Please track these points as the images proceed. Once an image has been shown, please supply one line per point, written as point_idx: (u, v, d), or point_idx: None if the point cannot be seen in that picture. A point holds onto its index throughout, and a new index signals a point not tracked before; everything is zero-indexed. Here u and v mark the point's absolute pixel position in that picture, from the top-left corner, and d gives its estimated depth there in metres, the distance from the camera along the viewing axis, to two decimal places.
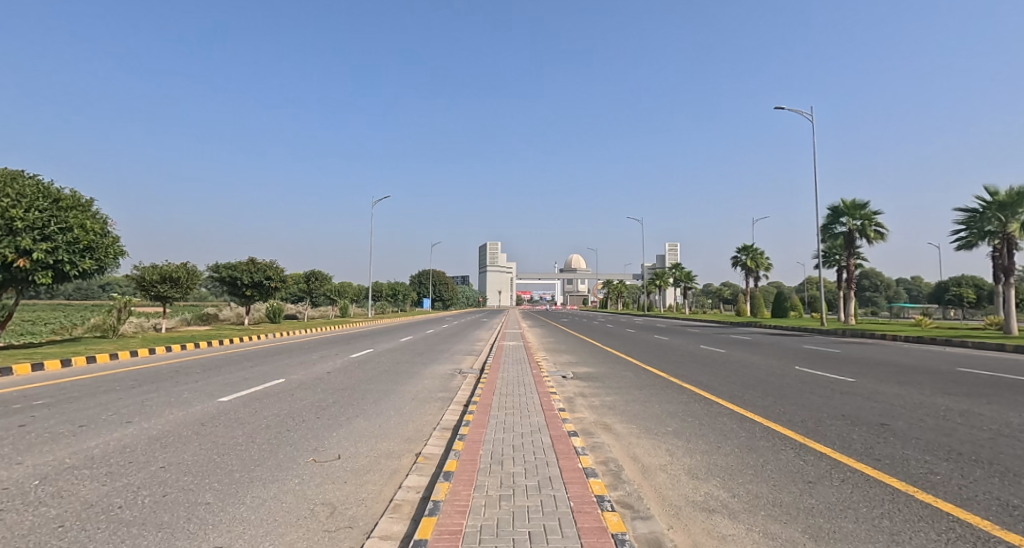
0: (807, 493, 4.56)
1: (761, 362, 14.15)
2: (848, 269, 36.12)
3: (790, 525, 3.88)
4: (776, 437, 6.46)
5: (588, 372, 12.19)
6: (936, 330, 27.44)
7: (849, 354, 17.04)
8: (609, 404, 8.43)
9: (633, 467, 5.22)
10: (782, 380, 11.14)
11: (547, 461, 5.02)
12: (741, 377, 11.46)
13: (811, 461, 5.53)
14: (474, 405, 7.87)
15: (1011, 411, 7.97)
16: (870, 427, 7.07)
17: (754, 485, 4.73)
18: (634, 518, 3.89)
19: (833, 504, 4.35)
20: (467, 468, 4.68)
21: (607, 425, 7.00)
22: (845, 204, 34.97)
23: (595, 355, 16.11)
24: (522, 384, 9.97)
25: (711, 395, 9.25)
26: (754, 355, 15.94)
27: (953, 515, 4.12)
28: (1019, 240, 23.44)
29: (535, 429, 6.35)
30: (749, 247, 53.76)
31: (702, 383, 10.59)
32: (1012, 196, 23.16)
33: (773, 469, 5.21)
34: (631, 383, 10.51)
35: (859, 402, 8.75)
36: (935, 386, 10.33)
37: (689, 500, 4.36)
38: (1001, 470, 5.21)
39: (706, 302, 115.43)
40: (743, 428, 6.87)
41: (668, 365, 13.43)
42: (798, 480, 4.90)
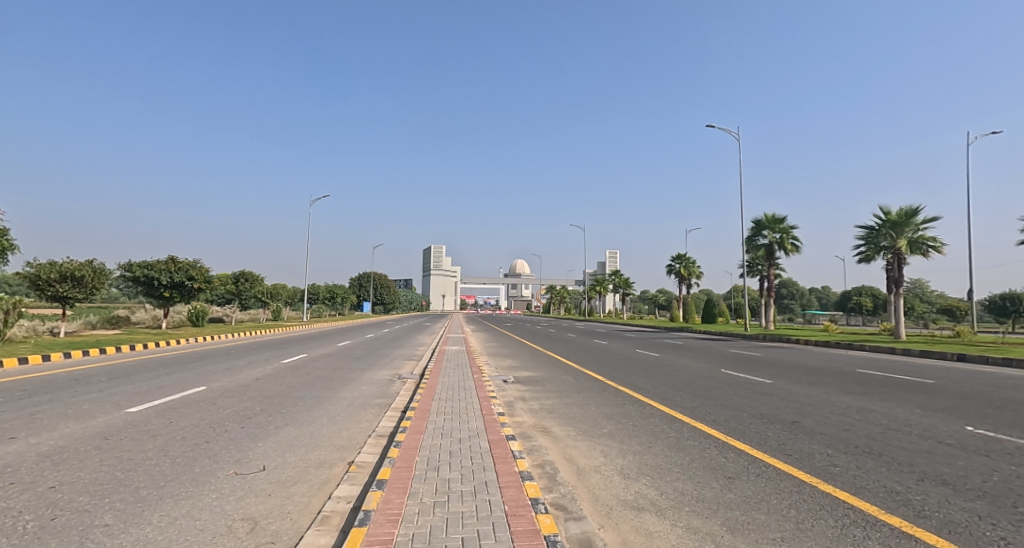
0: (726, 489, 4.80)
1: (691, 366, 14.79)
2: (769, 280, 38.46)
3: (711, 519, 4.07)
4: (701, 436, 6.77)
5: (529, 376, 12.28)
6: (842, 335, 29.78)
7: (768, 357, 18.17)
8: (549, 407, 8.51)
9: (569, 470, 5.25)
10: (709, 382, 11.68)
11: (484, 466, 4.98)
12: (673, 379, 11.89)
13: (732, 457, 5.83)
14: (413, 410, 7.73)
15: (902, 407, 8.76)
16: (783, 425, 7.53)
17: (680, 483, 4.91)
18: (567, 518, 3.93)
19: (750, 497, 4.60)
20: (401, 476, 4.56)
21: (545, 428, 7.05)
22: (766, 218, 37.35)
23: (535, 360, 16.21)
24: (463, 388, 9.86)
25: (644, 397, 9.56)
26: (685, 359, 16.68)
27: (848, 503, 4.48)
28: (907, 256, 25.93)
29: (472, 434, 6.30)
30: (684, 256, 56.31)
31: (637, 386, 10.91)
32: (902, 216, 25.62)
33: (698, 467, 5.45)
34: (570, 387, 10.66)
35: (776, 402, 9.30)
36: (840, 387, 11.19)
37: (620, 499, 4.47)
38: (891, 461, 5.71)
39: (641, 308, 119.40)
40: (672, 428, 7.15)
41: (604, 369, 13.72)
42: (719, 476, 5.15)
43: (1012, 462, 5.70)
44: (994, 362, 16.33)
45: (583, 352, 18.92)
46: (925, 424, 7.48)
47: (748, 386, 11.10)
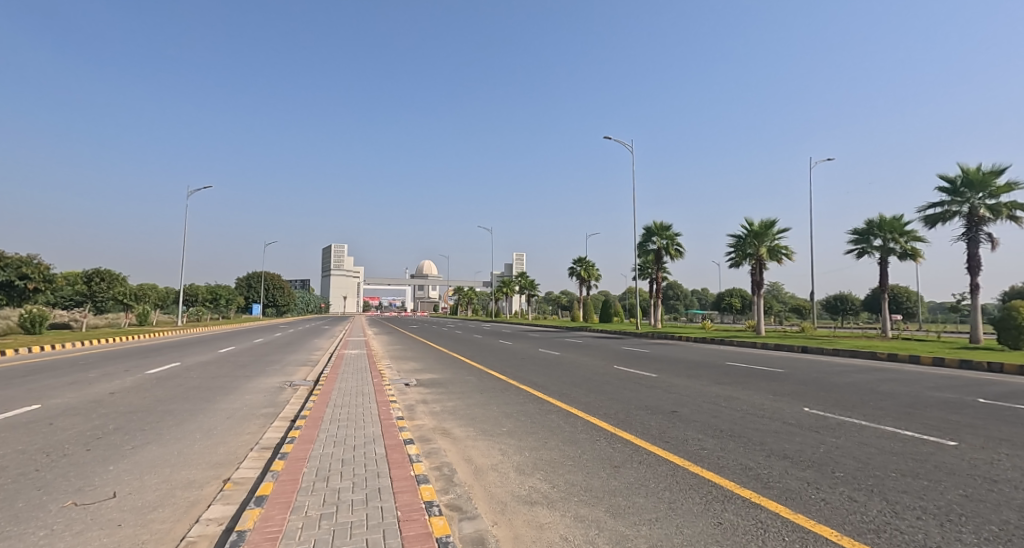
0: (612, 477, 5.08)
1: (586, 363, 15.46)
2: (657, 283, 41.38)
3: (597, 507, 4.28)
4: (592, 428, 7.11)
5: (431, 378, 12.11)
6: (714, 331, 32.91)
7: (656, 353, 19.53)
8: (450, 409, 8.45)
9: (466, 470, 5.24)
10: (603, 378, 12.28)
11: (379, 473, 4.83)
12: (569, 376, 12.35)
13: (618, 448, 6.19)
14: (303, 419, 7.29)
15: (761, 394, 9.85)
16: (663, 414, 8.12)
17: (571, 475, 5.10)
18: (461, 519, 3.93)
19: (632, 483, 4.92)
20: (285, 489, 4.29)
21: (445, 430, 6.99)
22: (655, 225, 40.13)
23: (438, 362, 16.02)
24: (361, 393, 9.49)
25: (543, 394, 9.82)
26: (582, 357, 17.40)
27: (713, 481, 4.94)
28: (766, 262, 29.20)
29: (368, 441, 6.06)
30: (584, 260, 58.67)
31: (536, 384, 11.18)
32: (762, 227, 28.82)
33: (588, 458, 5.71)
34: (472, 388, 10.66)
35: (659, 394, 10.00)
36: (714, 378, 12.31)
37: (514, 495, 4.56)
38: (749, 442, 6.38)
39: (542, 308, 122.93)
40: (566, 423, 7.43)
41: (506, 369, 13.90)
42: (606, 466, 5.44)
43: (839, 435, 6.66)
44: (828, 352, 18.97)
45: (487, 352, 19.00)
46: (776, 408, 8.48)
47: (637, 381, 11.83)
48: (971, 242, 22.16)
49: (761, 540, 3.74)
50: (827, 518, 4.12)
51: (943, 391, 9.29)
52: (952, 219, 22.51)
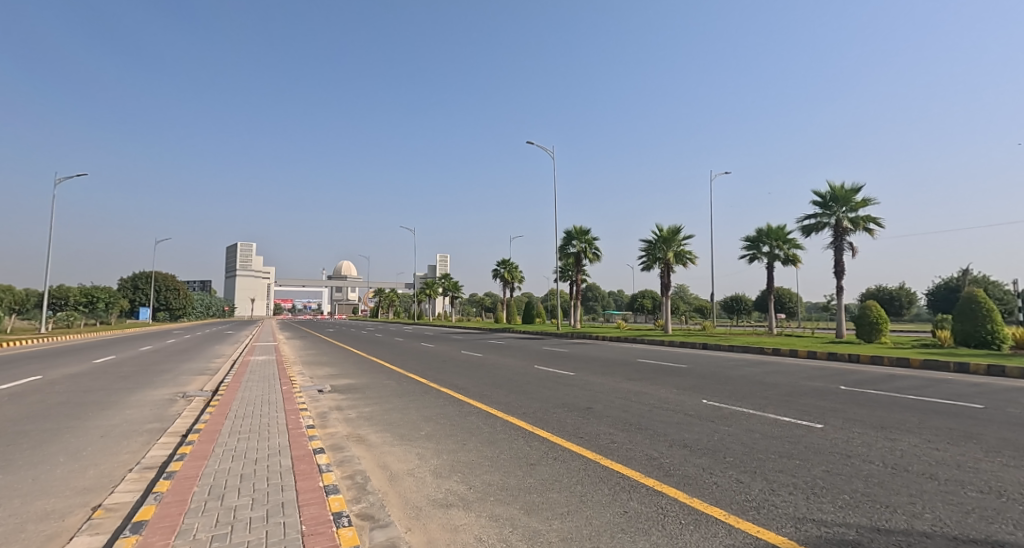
0: (528, 474, 5.15)
1: (507, 364, 15.58)
2: (577, 285, 42.62)
3: (512, 504, 4.32)
4: (510, 428, 7.17)
5: (346, 384, 11.67)
6: (627, 330, 34.48)
7: (575, 352, 20.10)
8: (366, 414, 8.17)
9: (381, 476, 5.07)
10: (523, 378, 12.45)
11: (283, 486, 4.56)
12: (490, 377, 12.39)
13: (535, 445, 6.29)
14: (197, 433, 6.74)
15: (668, 388, 10.42)
16: (578, 411, 8.37)
17: (487, 475, 5.10)
18: (372, 528, 3.80)
19: (547, 479, 5.01)
20: (170, 512, 3.93)
21: (360, 437, 6.74)
22: (575, 229, 41.31)
23: (354, 366, 15.49)
24: (267, 402, 8.95)
25: (464, 396, 9.78)
26: (504, 358, 17.55)
27: (622, 472, 5.15)
28: (673, 266, 31.04)
29: (273, 453, 5.71)
30: (508, 263, 58.98)
31: (456, 385, 11.11)
32: (670, 233, 30.65)
33: (505, 457, 5.74)
34: (389, 392, 10.39)
35: (576, 392, 10.29)
36: (627, 375, 12.87)
37: (429, 498, 4.48)
38: (655, 434, 6.73)
39: (464, 309, 122.61)
40: (486, 424, 7.43)
41: (425, 372, 13.68)
42: (522, 464, 5.50)
43: (734, 424, 7.19)
44: (725, 348, 20.51)
45: (407, 355, 18.61)
46: (682, 401, 9.01)
47: (556, 380, 12.10)
48: (837, 251, 24.86)
49: (662, 525, 3.94)
50: (720, 500, 4.43)
51: (817, 380, 10.36)
52: (823, 229, 25.13)
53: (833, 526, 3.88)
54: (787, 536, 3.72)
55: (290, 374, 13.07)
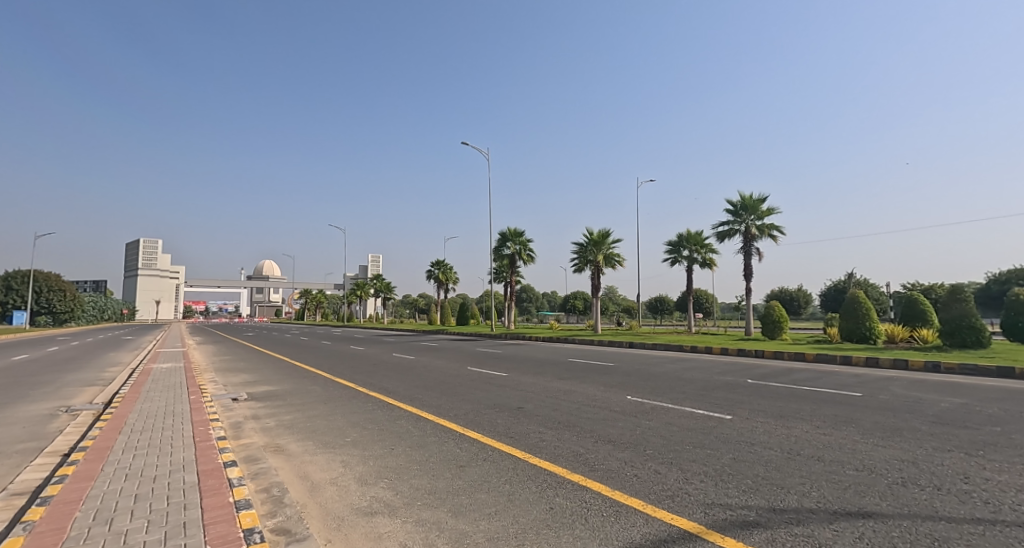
0: (457, 476, 5.21)
1: (440, 365, 15.50)
2: (511, 286, 43.00)
3: (439, 508, 4.36)
4: (441, 431, 7.18)
5: (265, 391, 11.15)
6: (557, 331, 35.22)
7: (508, 353, 20.31)
8: (286, 423, 7.88)
9: (299, 487, 4.93)
10: (456, 379, 12.44)
11: (185, 504, 4.32)
12: (422, 380, 12.29)
13: (465, 447, 6.35)
14: (81, 452, 6.20)
15: (596, 386, 10.79)
16: (509, 411, 8.51)
17: (415, 479, 5.10)
18: (288, 542, 3.72)
19: (476, 480, 5.09)
20: (44, 542, 3.61)
21: (279, 447, 6.50)
22: (510, 231, 41.65)
23: (276, 372, 14.82)
24: (170, 414, 8.38)
25: (394, 400, 9.64)
26: (437, 359, 17.43)
27: (548, 470, 5.33)
28: (603, 267, 32.09)
29: (175, 470, 5.37)
30: (443, 264, 58.40)
31: (386, 389, 10.93)
32: (599, 236, 31.68)
33: (434, 461, 5.76)
34: (313, 398, 10.05)
35: (508, 392, 10.44)
36: (559, 374, 13.19)
37: (353, 508, 4.42)
38: (582, 431, 6.98)
39: (396, 311, 120.24)
40: (415, 427, 7.39)
41: (354, 375, 13.34)
42: (452, 466, 5.55)
43: (654, 418, 7.59)
44: (650, 347, 21.48)
45: (334, 359, 18.03)
46: (608, 398, 9.37)
47: (488, 380, 12.19)
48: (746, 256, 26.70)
49: (585, 518, 4.14)
50: (639, 491, 4.71)
51: (729, 375, 11.10)
52: (734, 235, 26.89)
53: (736, 508, 4.24)
54: (697, 521, 4.03)
55: (201, 383, 12.24)
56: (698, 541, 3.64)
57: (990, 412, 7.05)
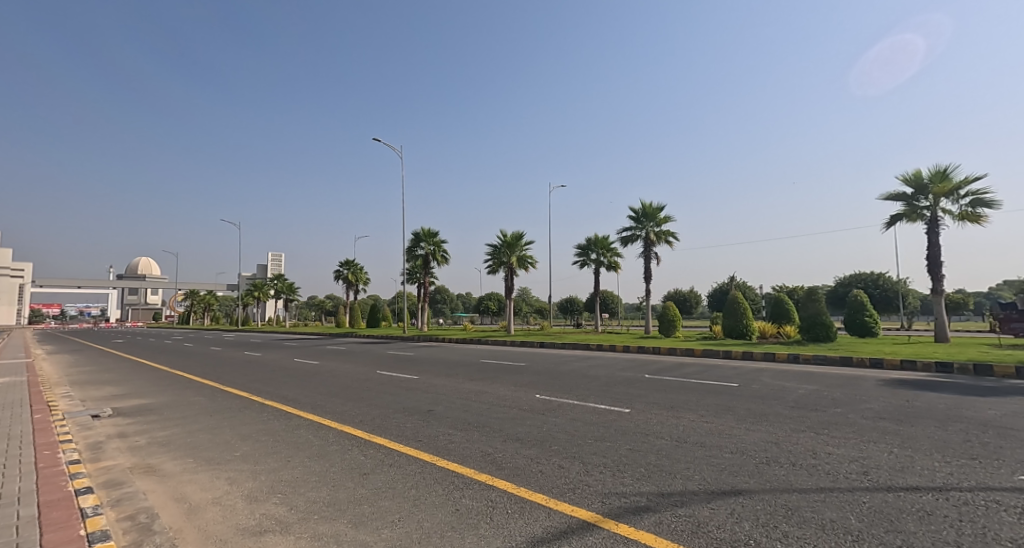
0: (360, 485, 5.11)
1: (346, 370, 14.98)
2: (424, 287, 42.45)
3: (339, 520, 4.27)
4: (344, 438, 6.97)
5: (137, 405, 10.12)
6: (473, 332, 35.23)
7: (419, 355, 20.06)
8: (163, 440, 7.22)
9: (173, 510, 4.49)
10: (363, 384, 12.10)
11: (21, 542, 3.80)
12: (325, 386, 11.82)
13: (371, 454, 6.23)
14: None
15: (506, 386, 10.98)
16: (418, 415, 8.44)
17: (314, 491, 4.92)
18: None
19: (381, 487, 5.03)
20: None
21: (151, 466, 5.94)
22: (423, 232, 41.10)
23: (157, 382, 13.54)
24: (8, 438, 7.32)
25: (293, 408, 9.20)
26: (343, 364, 16.82)
27: (456, 472, 5.38)
28: (517, 269, 32.63)
29: (12, 501, 4.68)
30: (351, 263, 56.37)
31: (284, 397, 10.38)
32: (514, 239, 32.19)
33: (336, 470, 5.60)
34: (197, 411, 9.29)
35: (417, 395, 10.33)
36: (469, 375, 13.25)
37: (240, 527, 4.15)
38: (490, 431, 7.08)
39: (301, 313, 114.46)
40: (316, 436, 7.12)
41: (249, 384, 12.51)
42: (355, 475, 5.44)
43: (559, 415, 7.88)
44: (559, 347, 22.16)
45: (227, 366, 16.79)
46: (516, 397, 9.58)
47: (398, 384, 11.99)
48: (647, 260, 28.38)
49: (490, 517, 4.24)
50: (543, 486, 4.90)
51: (629, 372, 11.76)
52: (637, 240, 28.47)
53: (629, 496, 4.55)
54: (595, 511, 4.27)
55: (50, 401, 10.71)
56: (594, 530, 3.87)
57: (841, 397, 8.11)
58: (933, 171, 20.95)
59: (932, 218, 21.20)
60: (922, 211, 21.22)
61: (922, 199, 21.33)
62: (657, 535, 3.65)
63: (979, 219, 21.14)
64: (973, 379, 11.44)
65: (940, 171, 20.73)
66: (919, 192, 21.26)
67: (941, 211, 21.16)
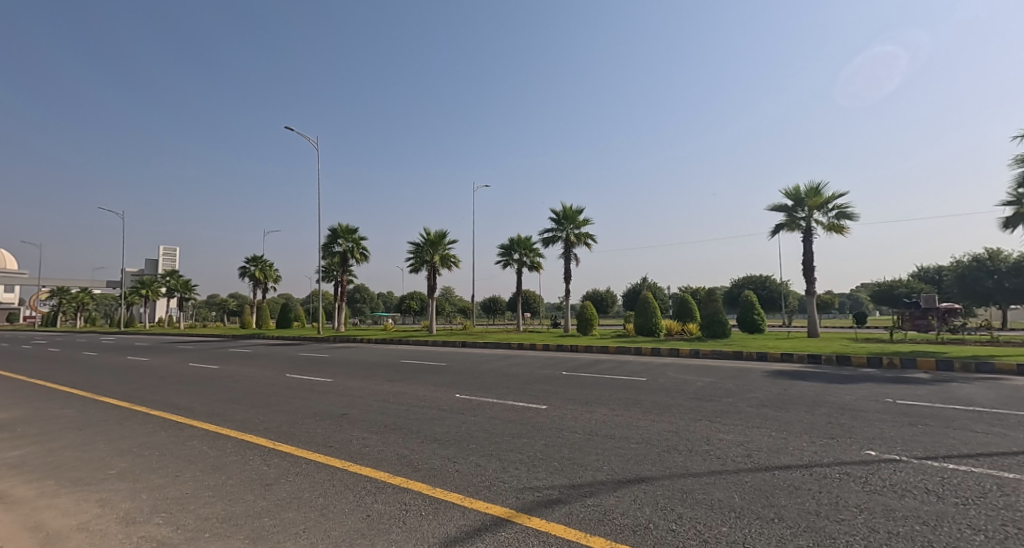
0: (261, 497, 4.78)
1: (252, 374, 14.04)
2: (342, 286, 40.84)
3: (234, 536, 3.95)
4: (246, 448, 6.50)
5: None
6: (394, 332, 34.42)
7: (334, 357, 19.25)
8: (19, 461, 6.33)
9: (26, 541, 3.94)
10: (270, 389, 11.39)
11: None
12: (226, 392, 10.99)
13: (275, 463, 5.85)
14: None
15: (425, 387, 10.77)
16: (330, 419, 8.06)
17: (206, 508, 4.53)
18: None
19: (285, 498, 4.73)
20: None
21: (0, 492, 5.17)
22: (341, 227, 39.50)
23: (22, 393, 11.94)
24: None
25: (186, 418, 8.45)
26: (249, 368, 15.76)
27: (369, 476, 5.16)
28: (440, 268, 32.21)
29: None
30: (258, 259, 52.99)
31: (176, 406, 9.51)
32: (437, 237, 31.78)
33: (233, 483, 5.20)
34: (67, 426, 8.26)
35: (330, 399, 9.86)
36: (387, 376, 12.87)
37: None
38: (405, 433, 6.88)
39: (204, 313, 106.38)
40: (213, 447, 6.58)
41: (135, 392, 11.35)
42: (255, 487, 5.07)
43: (478, 414, 7.83)
44: (480, 346, 22.14)
45: (110, 373, 15.17)
46: (435, 398, 9.41)
47: (309, 388, 11.39)
48: (567, 261, 29.06)
49: (403, 521, 4.10)
50: (458, 486, 4.82)
51: (548, 370, 11.93)
52: (558, 242, 29.07)
53: (542, 490, 4.58)
54: (509, 507, 4.26)
55: None
56: (507, 526, 3.85)
57: (732, 387, 8.74)
58: (809, 187, 23.15)
59: (807, 228, 23.40)
60: (799, 222, 23.38)
61: (799, 211, 23.48)
62: (567, 525, 3.69)
63: (844, 230, 23.63)
64: (837, 369, 12.82)
65: (814, 187, 22.95)
66: (797, 205, 23.38)
67: (815, 222, 23.44)
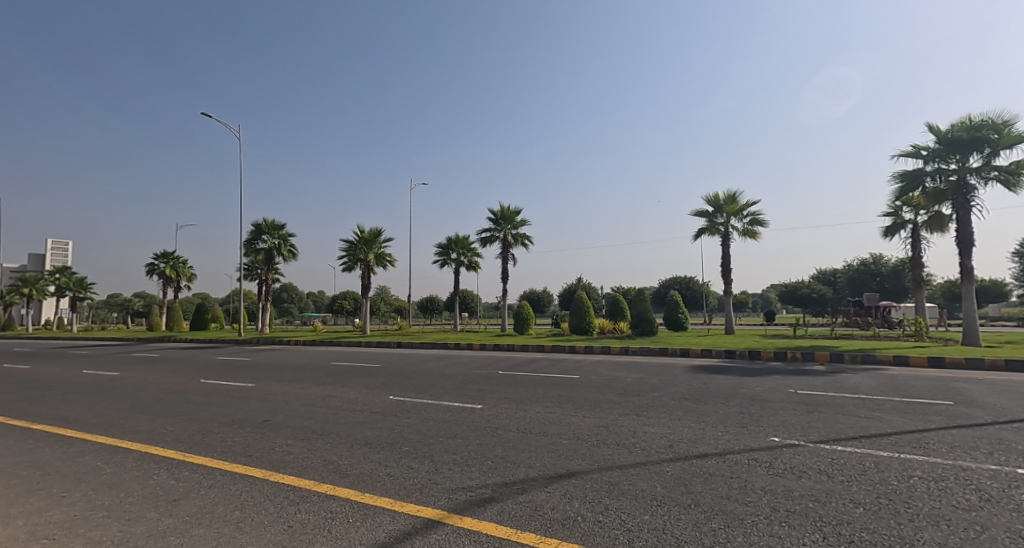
0: (166, 515, 4.36)
1: (162, 381, 12.97)
2: (267, 285, 38.80)
3: None
4: (153, 461, 5.94)
5: None
6: (324, 333, 33.14)
7: (257, 360, 18.18)
8: None
9: None
10: (182, 396, 10.55)
11: None
12: (130, 401, 10.05)
13: (185, 476, 5.38)
14: None
15: (355, 389, 10.37)
16: (251, 427, 7.56)
17: (100, 531, 4.06)
18: None
19: (195, 513, 4.34)
20: None
21: None
22: (267, 223, 37.51)
23: None
24: None
25: (80, 431, 7.62)
26: (159, 374, 14.55)
27: (292, 485, 4.84)
28: (374, 266, 31.28)
29: None
30: (169, 255, 49.25)
31: (69, 419, 8.56)
32: (371, 235, 30.86)
33: (135, 501, 4.72)
34: None
35: (252, 405, 9.27)
36: (314, 380, 12.30)
37: None
38: (332, 438, 6.55)
39: (111, 314, 97.97)
40: (113, 462, 5.96)
41: (20, 404, 10.14)
42: (161, 503, 4.63)
43: (411, 416, 7.60)
44: (414, 347, 21.69)
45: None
46: (366, 400, 9.07)
47: (227, 394, 10.66)
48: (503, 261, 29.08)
49: (327, 530, 3.85)
50: (389, 490, 4.62)
51: (482, 369, 11.83)
52: (495, 241, 29.00)
53: (475, 489, 4.47)
54: (440, 508, 4.11)
55: None
56: (438, 527, 3.71)
57: (658, 382, 9.03)
58: (727, 194, 24.47)
59: (725, 232, 24.71)
60: (718, 227, 24.65)
61: (718, 216, 24.75)
62: (498, 524, 3.60)
63: (757, 235, 25.20)
64: (751, 363, 13.61)
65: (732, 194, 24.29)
66: (716, 211, 24.63)
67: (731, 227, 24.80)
